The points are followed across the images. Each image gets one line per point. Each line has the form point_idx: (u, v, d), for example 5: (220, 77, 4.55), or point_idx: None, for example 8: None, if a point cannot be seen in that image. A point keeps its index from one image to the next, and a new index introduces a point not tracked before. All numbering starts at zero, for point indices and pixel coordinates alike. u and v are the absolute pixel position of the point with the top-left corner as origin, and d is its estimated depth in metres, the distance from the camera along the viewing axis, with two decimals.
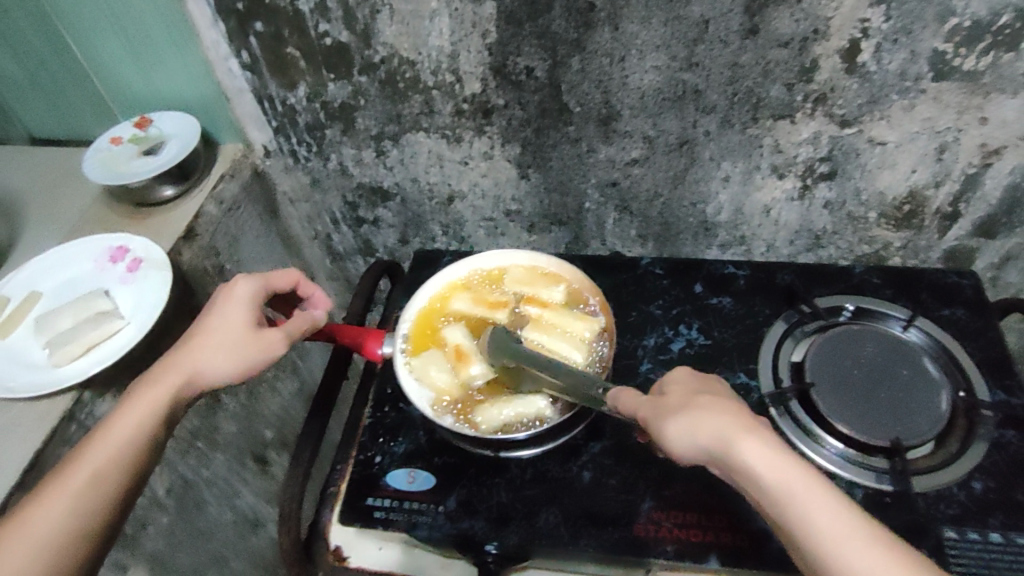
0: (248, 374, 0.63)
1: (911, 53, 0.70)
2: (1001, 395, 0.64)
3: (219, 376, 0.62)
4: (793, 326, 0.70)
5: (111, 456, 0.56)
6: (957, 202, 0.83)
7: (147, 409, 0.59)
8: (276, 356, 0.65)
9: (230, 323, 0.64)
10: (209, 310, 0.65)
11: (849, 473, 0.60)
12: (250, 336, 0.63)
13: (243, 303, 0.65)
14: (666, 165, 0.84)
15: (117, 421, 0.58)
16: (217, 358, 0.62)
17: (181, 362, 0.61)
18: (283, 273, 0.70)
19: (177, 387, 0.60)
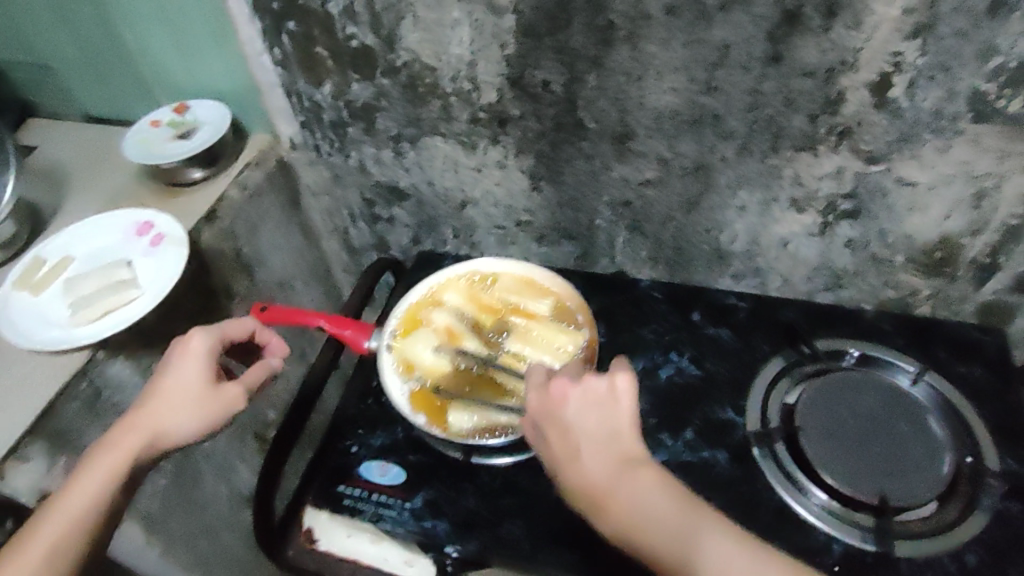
0: (211, 432, 0.59)
1: (947, 91, 0.65)
2: (1011, 464, 0.59)
3: (180, 439, 0.58)
4: (792, 366, 0.67)
5: (51, 551, 0.51)
6: (997, 254, 0.78)
7: (98, 492, 0.54)
8: (237, 412, 0.61)
9: (185, 382, 0.59)
10: (164, 365, 0.60)
11: (828, 526, 0.57)
12: (208, 395, 0.59)
13: (199, 360, 0.60)
14: (680, 190, 0.82)
15: (61, 505, 0.53)
16: (177, 423, 0.58)
17: (137, 426, 0.57)
18: (238, 321, 0.65)
19: (135, 455, 0.56)
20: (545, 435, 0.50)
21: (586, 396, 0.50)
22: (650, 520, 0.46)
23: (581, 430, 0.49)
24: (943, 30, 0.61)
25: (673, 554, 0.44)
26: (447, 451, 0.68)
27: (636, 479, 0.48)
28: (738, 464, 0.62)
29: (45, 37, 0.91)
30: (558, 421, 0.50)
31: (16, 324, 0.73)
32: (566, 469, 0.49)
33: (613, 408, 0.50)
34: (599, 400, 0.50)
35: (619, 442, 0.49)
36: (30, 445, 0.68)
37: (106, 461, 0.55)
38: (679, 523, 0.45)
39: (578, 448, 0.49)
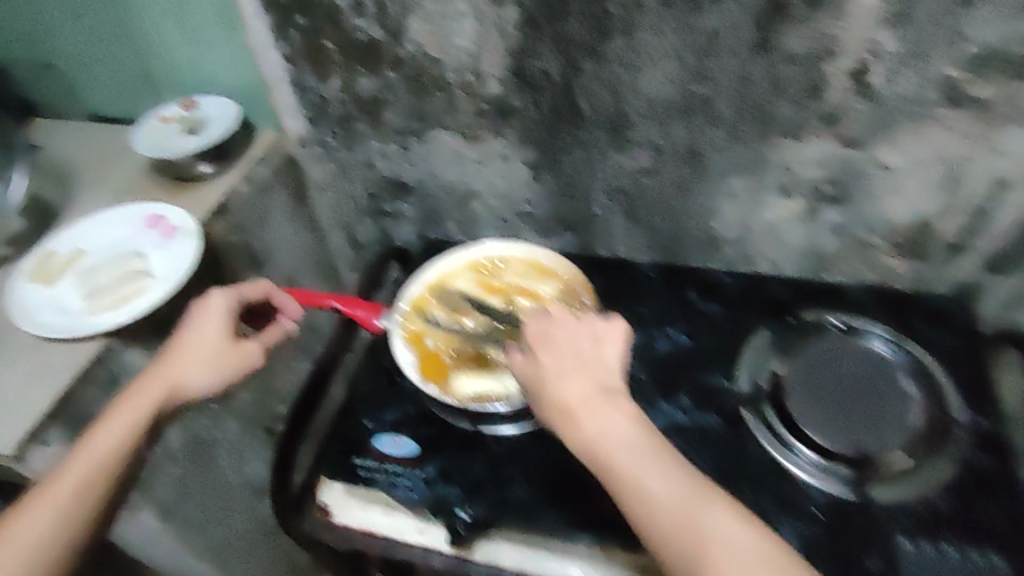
0: (227, 386, 0.67)
1: (921, 77, 0.71)
2: (975, 418, 0.64)
3: (197, 390, 0.65)
4: (779, 337, 0.71)
5: (101, 462, 0.59)
6: (967, 235, 0.82)
7: (135, 422, 0.61)
8: (254, 367, 0.69)
9: (209, 337, 0.67)
10: (187, 323, 0.68)
11: (814, 477, 0.61)
12: (229, 349, 0.67)
13: (219, 318, 0.68)
14: (673, 175, 0.86)
15: (107, 427, 0.61)
16: (196, 374, 0.65)
17: (162, 374, 0.64)
18: (253, 284, 0.72)
19: (159, 400, 0.63)
20: (538, 355, 0.57)
21: (583, 331, 0.58)
22: (617, 435, 0.52)
23: (575, 357, 0.56)
24: (919, 16, 0.66)
25: (627, 466, 0.50)
26: (454, 421, 0.70)
27: (612, 402, 0.54)
28: (730, 428, 0.66)
29: (54, 35, 0.93)
30: (555, 345, 0.57)
31: (32, 315, 0.74)
32: (551, 383, 0.55)
33: (603, 344, 0.58)
34: (593, 336, 0.58)
35: (602, 371, 0.56)
36: (50, 429, 0.68)
37: (137, 401, 0.63)
38: (637, 442, 0.52)
39: (569, 368, 0.55)
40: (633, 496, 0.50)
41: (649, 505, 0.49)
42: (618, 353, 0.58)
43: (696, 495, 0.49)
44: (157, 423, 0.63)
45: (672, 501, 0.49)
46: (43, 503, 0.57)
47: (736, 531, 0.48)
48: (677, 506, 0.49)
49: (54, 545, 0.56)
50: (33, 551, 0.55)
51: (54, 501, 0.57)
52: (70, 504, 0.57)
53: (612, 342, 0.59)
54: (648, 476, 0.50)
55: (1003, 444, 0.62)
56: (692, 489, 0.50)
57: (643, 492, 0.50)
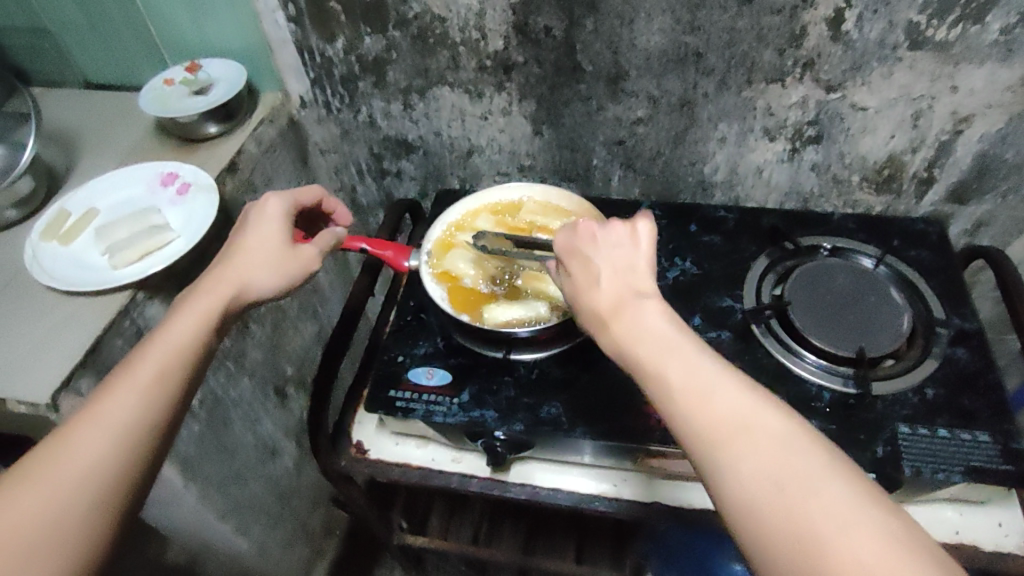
0: (288, 288, 0.69)
1: (889, 23, 0.78)
2: (956, 321, 0.73)
3: (261, 291, 0.67)
4: (775, 262, 0.78)
5: (151, 381, 0.56)
6: (931, 167, 0.91)
7: (180, 343, 0.59)
8: (312, 272, 0.71)
9: (269, 239, 0.70)
10: (247, 226, 0.71)
11: (818, 379, 0.68)
12: (290, 251, 0.70)
13: (277, 221, 0.72)
14: (668, 125, 0.92)
15: (147, 352, 0.58)
16: (259, 275, 0.67)
17: (225, 278, 0.66)
18: (307, 190, 0.78)
19: (228, 298, 0.64)
20: (571, 267, 0.57)
21: (610, 237, 0.57)
22: (643, 336, 0.51)
23: (602, 261, 0.56)
24: None
25: (649, 355, 0.50)
26: (487, 351, 0.75)
27: (642, 299, 0.53)
28: (739, 339, 0.73)
29: (46, 2, 0.92)
30: (584, 254, 0.57)
31: (52, 269, 0.77)
32: (584, 291, 0.56)
33: (631, 247, 0.56)
34: (619, 241, 0.57)
35: (631, 271, 0.55)
36: (81, 379, 0.71)
37: (180, 323, 0.60)
38: (665, 334, 0.51)
39: (598, 273, 0.55)
40: (656, 388, 0.49)
41: (666, 393, 0.48)
42: (645, 251, 0.56)
43: (711, 377, 0.48)
44: (205, 343, 0.61)
45: (687, 387, 0.48)
46: (97, 424, 0.52)
47: (753, 412, 0.46)
48: (690, 391, 0.47)
49: (116, 466, 0.51)
50: (85, 478, 0.50)
51: (109, 422, 0.53)
52: (122, 422, 0.53)
53: (637, 240, 0.56)
54: (666, 363, 0.49)
55: (980, 339, 0.71)
56: (716, 376, 0.48)
57: (661, 381, 0.48)
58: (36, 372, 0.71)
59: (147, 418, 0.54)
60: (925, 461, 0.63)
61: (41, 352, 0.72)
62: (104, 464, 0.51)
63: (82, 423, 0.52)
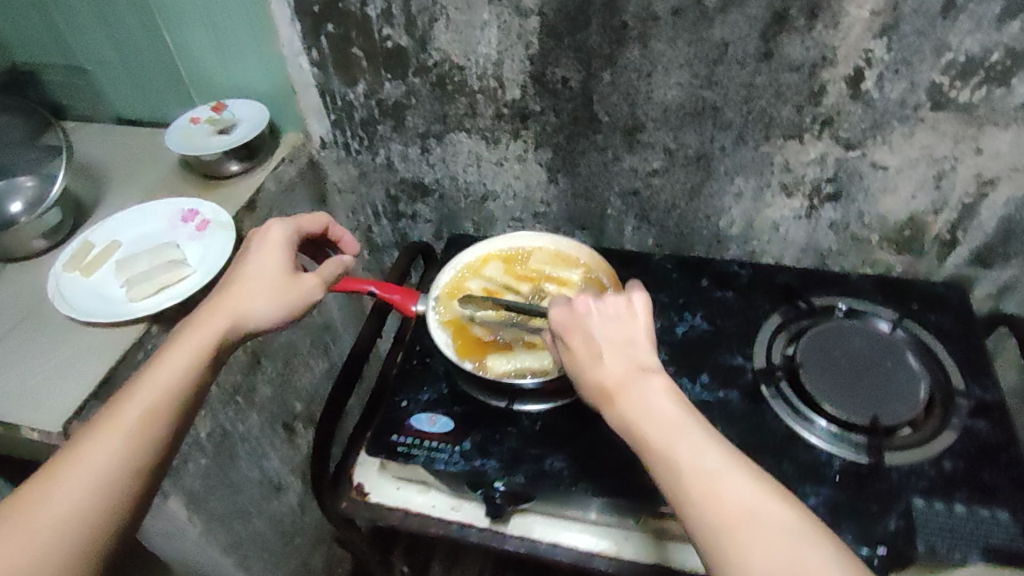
0: (286, 318, 0.70)
1: (910, 83, 0.77)
2: (976, 391, 0.69)
3: (257, 323, 0.68)
4: (789, 321, 0.76)
5: (137, 424, 0.57)
6: (955, 229, 0.89)
7: (169, 381, 0.60)
8: (312, 302, 0.72)
9: (269, 268, 0.70)
10: (246, 255, 0.71)
11: (831, 445, 0.65)
12: (288, 281, 0.70)
13: (279, 249, 0.72)
14: (684, 178, 0.92)
15: (137, 390, 0.59)
16: (255, 307, 0.68)
17: (219, 311, 0.66)
18: (312, 218, 0.78)
19: (222, 330, 0.65)
20: (572, 342, 0.56)
21: (606, 310, 0.56)
22: (651, 413, 0.50)
23: (601, 335, 0.55)
24: (905, 29, 0.73)
25: (657, 438, 0.49)
26: (490, 400, 0.73)
27: (645, 377, 0.52)
28: (749, 400, 0.70)
29: (85, 41, 0.96)
30: (584, 329, 0.56)
31: (72, 299, 0.77)
32: (586, 366, 0.54)
33: (630, 320, 0.56)
34: (617, 313, 0.56)
35: (631, 347, 0.55)
36: (93, 409, 0.69)
37: (170, 360, 0.62)
38: (671, 416, 0.50)
39: (600, 348, 0.54)
40: (665, 473, 0.48)
41: (677, 479, 0.47)
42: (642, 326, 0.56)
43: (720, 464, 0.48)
44: (196, 379, 0.62)
45: (700, 475, 0.47)
46: (81, 468, 0.54)
47: (765, 505, 0.46)
48: (702, 479, 0.47)
49: (98, 508, 0.53)
50: (67, 521, 0.52)
51: (93, 466, 0.54)
52: (104, 465, 0.55)
53: (634, 312, 0.56)
54: (674, 448, 0.49)
55: (1001, 411, 0.68)
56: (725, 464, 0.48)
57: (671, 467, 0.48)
58: (47, 402, 0.69)
59: (132, 460, 0.56)
60: (944, 540, 0.59)
61: (54, 380, 0.71)
62: (89, 507, 0.53)
63: (70, 464, 0.54)
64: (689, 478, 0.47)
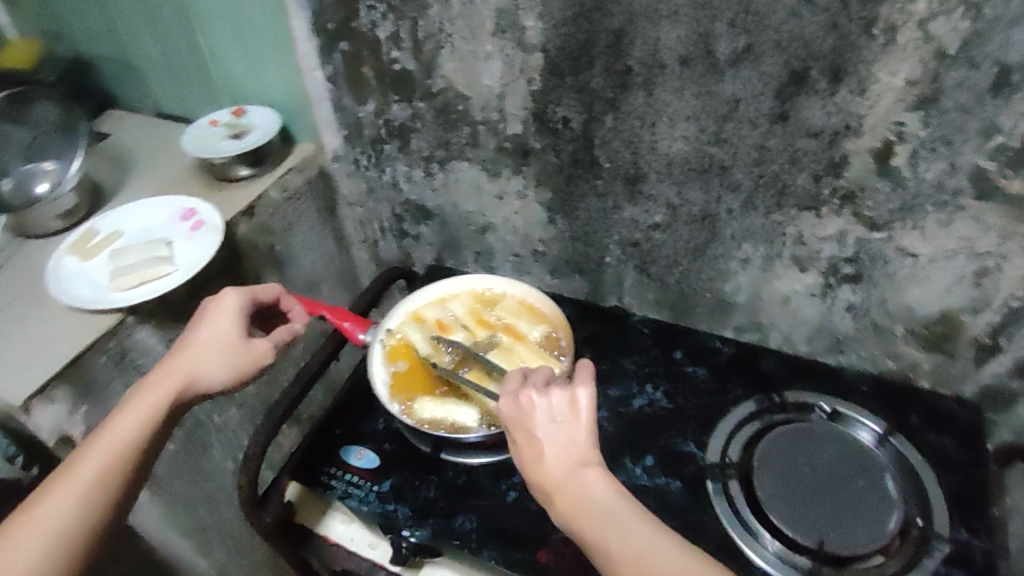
0: (238, 382, 0.68)
1: (950, 164, 0.67)
2: (962, 533, 0.58)
3: (210, 384, 0.66)
4: (762, 412, 0.68)
5: (89, 486, 0.57)
6: (997, 335, 0.76)
7: (123, 442, 0.60)
8: (264, 366, 0.70)
9: (224, 333, 0.68)
10: (202, 317, 0.69)
11: (774, 565, 0.57)
12: (242, 348, 0.69)
13: (233, 314, 0.70)
14: (688, 236, 0.85)
15: (91, 452, 0.59)
16: (208, 368, 0.66)
17: (175, 371, 0.65)
18: (266, 287, 0.75)
19: (178, 390, 0.64)
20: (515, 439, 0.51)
21: (550, 406, 0.51)
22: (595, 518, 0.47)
23: (547, 438, 0.50)
24: (946, 104, 0.64)
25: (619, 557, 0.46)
26: (416, 444, 0.71)
27: (590, 479, 0.48)
28: (690, 493, 0.64)
29: (133, 39, 1.02)
30: (529, 428, 0.50)
31: (60, 281, 0.83)
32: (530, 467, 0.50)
33: (574, 420, 0.50)
34: (560, 411, 0.51)
35: (576, 448, 0.50)
36: (57, 388, 0.75)
37: (128, 417, 0.61)
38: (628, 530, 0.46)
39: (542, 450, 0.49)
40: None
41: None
42: (586, 425, 0.50)
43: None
44: (150, 438, 0.62)
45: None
46: (34, 531, 0.55)
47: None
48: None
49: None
50: None
51: (44, 530, 0.55)
52: (55, 531, 0.55)
53: (578, 412, 0.50)
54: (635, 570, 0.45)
55: (985, 565, 0.56)
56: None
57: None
58: (17, 376, 0.74)
59: (81, 527, 0.56)
60: None
61: (29, 357, 0.77)
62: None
63: (20, 531, 0.54)
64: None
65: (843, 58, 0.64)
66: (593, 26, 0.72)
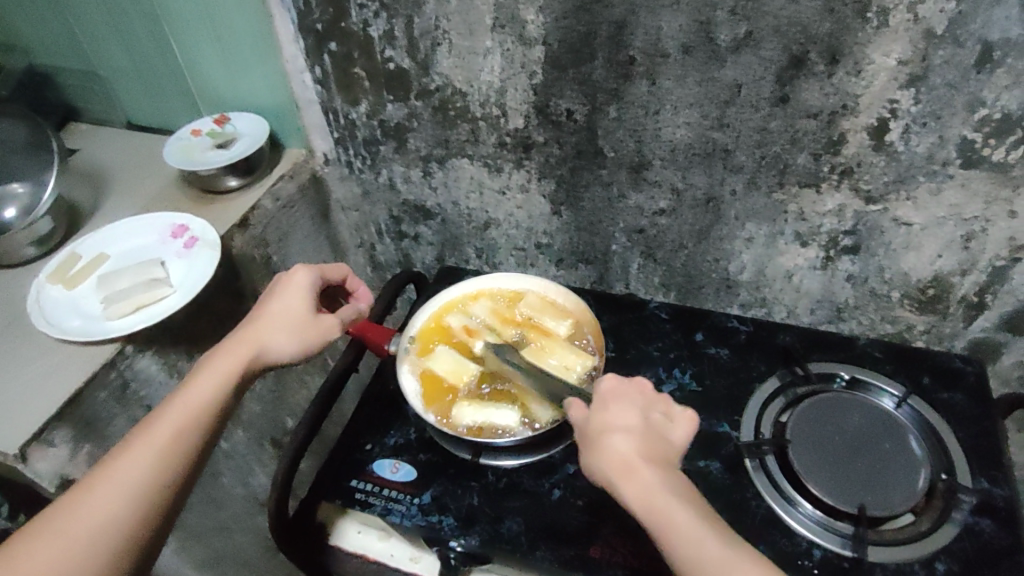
0: (309, 355, 0.67)
1: (939, 138, 0.71)
2: (984, 483, 0.66)
3: (283, 353, 0.65)
4: (786, 386, 0.74)
5: (168, 441, 0.56)
6: (984, 292, 0.82)
7: (201, 400, 0.59)
8: (331, 340, 0.68)
9: (295, 305, 0.68)
10: (275, 289, 0.69)
11: (816, 534, 0.62)
12: (313, 320, 0.68)
13: (304, 287, 0.69)
14: (692, 219, 0.87)
15: (169, 409, 0.58)
16: (281, 337, 0.65)
17: (249, 337, 0.65)
18: (335, 266, 0.75)
19: (250, 356, 0.64)
20: (609, 411, 0.56)
21: (658, 404, 0.57)
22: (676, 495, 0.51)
23: (645, 421, 0.55)
24: (934, 80, 0.67)
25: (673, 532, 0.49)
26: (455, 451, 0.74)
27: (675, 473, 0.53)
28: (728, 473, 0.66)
29: (98, 47, 0.97)
30: (630, 405, 0.56)
31: (49, 313, 0.78)
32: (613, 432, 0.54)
33: (672, 423, 0.56)
34: (665, 413, 0.57)
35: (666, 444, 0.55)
36: (56, 431, 0.71)
37: (204, 379, 0.61)
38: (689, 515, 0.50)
39: (637, 426, 0.54)
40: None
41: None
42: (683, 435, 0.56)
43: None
44: (225, 401, 0.61)
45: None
46: (113, 480, 0.53)
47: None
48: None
49: (120, 528, 0.52)
50: (93, 539, 0.51)
51: (124, 480, 0.53)
52: (134, 481, 0.53)
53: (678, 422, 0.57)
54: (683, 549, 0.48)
55: (1009, 511, 0.64)
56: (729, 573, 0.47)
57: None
58: (9, 422, 0.70)
59: (159, 480, 0.54)
60: None
61: (22, 399, 0.72)
62: (115, 526, 0.52)
63: (99, 481, 0.53)
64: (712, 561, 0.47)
65: (839, 41, 0.67)
66: (595, 17, 0.72)
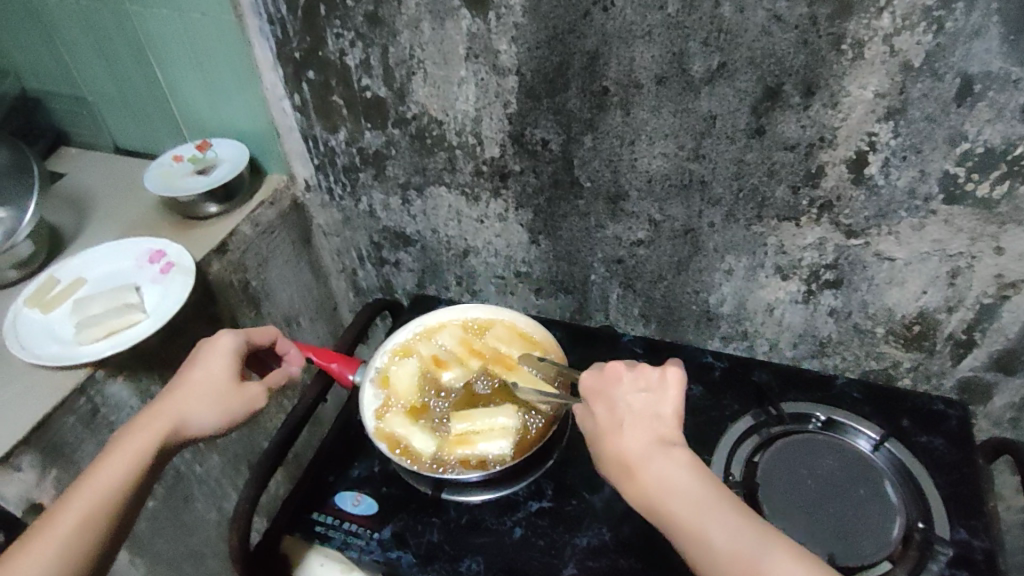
0: (230, 428, 0.65)
1: (920, 172, 0.69)
2: (962, 533, 0.64)
3: (202, 429, 0.63)
4: (760, 425, 0.73)
5: (72, 538, 0.53)
6: (972, 330, 0.79)
7: (109, 487, 0.56)
8: (256, 411, 0.66)
9: (214, 376, 0.65)
10: (194, 359, 0.67)
11: None
12: (233, 391, 0.65)
13: (224, 356, 0.67)
14: (671, 251, 0.85)
15: (72, 501, 0.55)
16: (201, 411, 0.63)
17: (166, 413, 0.62)
18: (262, 328, 0.73)
19: (165, 434, 0.60)
20: (595, 408, 0.54)
21: (638, 380, 0.54)
22: (677, 486, 0.49)
23: (631, 408, 0.53)
24: (913, 113, 0.65)
25: (689, 519, 0.47)
26: (416, 485, 0.72)
27: (673, 455, 0.50)
28: None
29: (85, 72, 0.99)
30: (610, 398, 0.54)
31: (21, 335, 0.78)
32: (607, 439, 0.52)
33: (660, 392, 0.53)
34: (648, 384, 0.54)
35: (661, 424, 0.52)
36: (22, 455, 0.70)
37: (113, 464, 0.57)
38: (701, 497, 0.48)
39: (623, 421, 0.52)
40: (703, 561, 0.46)
41: (711, 565, 0.46)
42: (674, 396, 0.53)
43: (757, 542, 0.45)
44: (139, 487, 0.58)
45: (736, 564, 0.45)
46: None
47: None
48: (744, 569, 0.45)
49: None
50: None
51: None
52: None
53: (667, 383, 0.53)
54: (703, 537, 0.47)
55: (987, 564, 0.61)
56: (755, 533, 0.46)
57: (708, 552, 0.46)
58: None
59: None
60: None
61: None
62: None
63: None
64: (733, 546, 0.46)
65: (814, 73, 0.66)
66: (568, 48, 0.72)
